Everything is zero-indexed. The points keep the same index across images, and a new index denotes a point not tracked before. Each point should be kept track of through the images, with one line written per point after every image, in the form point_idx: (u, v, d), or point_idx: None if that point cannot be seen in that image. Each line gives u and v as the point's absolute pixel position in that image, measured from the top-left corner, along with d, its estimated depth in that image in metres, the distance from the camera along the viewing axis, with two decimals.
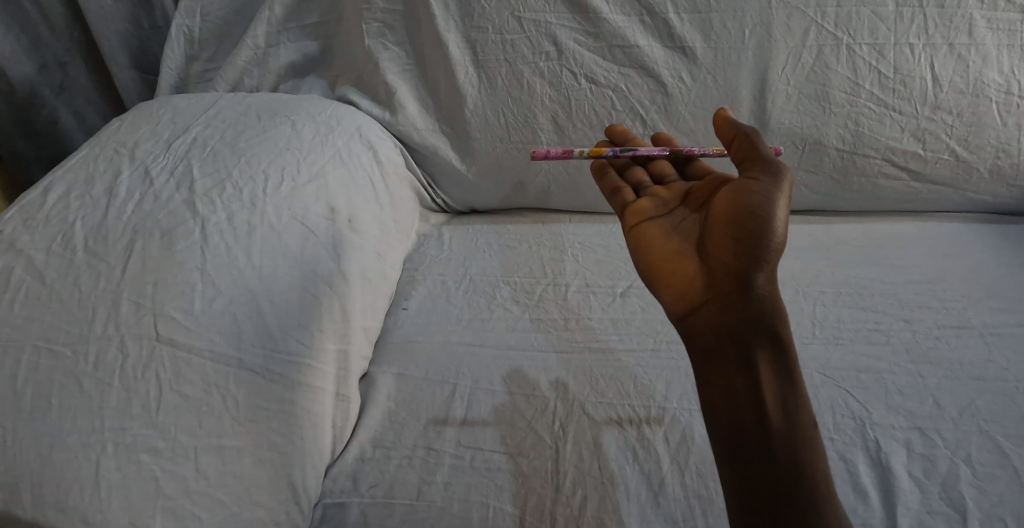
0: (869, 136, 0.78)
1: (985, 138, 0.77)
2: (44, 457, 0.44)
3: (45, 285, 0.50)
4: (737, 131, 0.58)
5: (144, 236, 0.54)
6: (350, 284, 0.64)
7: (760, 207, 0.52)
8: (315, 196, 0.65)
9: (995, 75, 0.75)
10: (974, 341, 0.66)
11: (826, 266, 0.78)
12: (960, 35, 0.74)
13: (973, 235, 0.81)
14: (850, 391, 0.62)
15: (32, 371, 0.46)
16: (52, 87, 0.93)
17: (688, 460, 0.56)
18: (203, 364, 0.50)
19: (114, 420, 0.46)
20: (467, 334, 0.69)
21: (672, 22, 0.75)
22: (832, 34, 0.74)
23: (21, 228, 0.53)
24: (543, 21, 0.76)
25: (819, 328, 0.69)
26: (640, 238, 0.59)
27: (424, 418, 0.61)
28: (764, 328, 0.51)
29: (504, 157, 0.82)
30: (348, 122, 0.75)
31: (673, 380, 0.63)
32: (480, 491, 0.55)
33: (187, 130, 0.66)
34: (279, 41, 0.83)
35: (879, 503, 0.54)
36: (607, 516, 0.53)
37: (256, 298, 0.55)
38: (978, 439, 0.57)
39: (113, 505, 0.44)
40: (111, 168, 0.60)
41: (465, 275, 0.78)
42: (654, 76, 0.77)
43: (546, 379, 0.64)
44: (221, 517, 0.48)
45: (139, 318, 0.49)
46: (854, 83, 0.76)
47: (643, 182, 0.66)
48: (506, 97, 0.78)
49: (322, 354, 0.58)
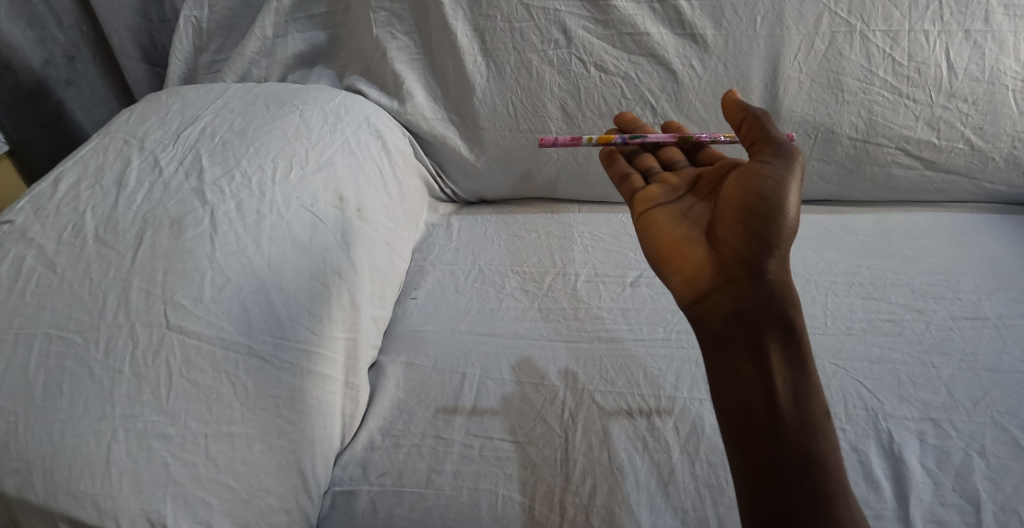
0: (882, 124, 0.77)
1: (1001, 126, 0.76)
2: (56, 443, 0.44)
3: (56, 275, 0.50)
4: (746, 114, 0.57)
5: (154, 225, 0.54)
6: (360, 274, 0.63)
7: (770, 191, 0.51)
8: (324, 185, 0.65)
9: (1011, 62, 0.74)
10: (989, 332, 0.65)
11: (838, 255, 0.77)
12: (976, 21, 0.73)
13: (987, 225, 0.80)
14: (862, 381, 0.61)
15: (44, 358, 0.46)
16: (59, 81, 0.93)
17: (699, 450, 0.56)
18: (213, 350, 0.50)
19: (125, 406, 0.46)
20: (475, 324, 0.69)
21: (682, 9, 0.74)
22: (845, 20, 0.73)
23: (32, 218, 0.54)
24: (552, 9, 0.75)
25: (830, 318, 0.68)
26: (649, 224, 0.59)
27: (434, 407, 0.61)
28: (775, 315, 0.50)
29: (512, 146, 0.81)
30: (356, 111, 0.75)
31: (683, 370, 0.63)
32: (489, 480, 0.55)
33: (196, 120, 0.66)
34: (287, 31, 0.82)
35: (891, 494, 0.53)
36: (617, 505, 0.53)
37: (265, 286, 0.55)
38: (993, 431, 0.56)
39: (124, 491, 0.44)
40: (121, 158, 0.61)
41: (473, 265, 0.77)
42: (664, 64, 0.76)
43: (556, 368, 0.64)
44: (231, 504, 0.48)
45: (149, 306, 0.49)
46: (867, 71, 0.75)
47: (652, 169, 0.65)
48: (514, 86, 0.78)
49: (331, 342, 0.58)
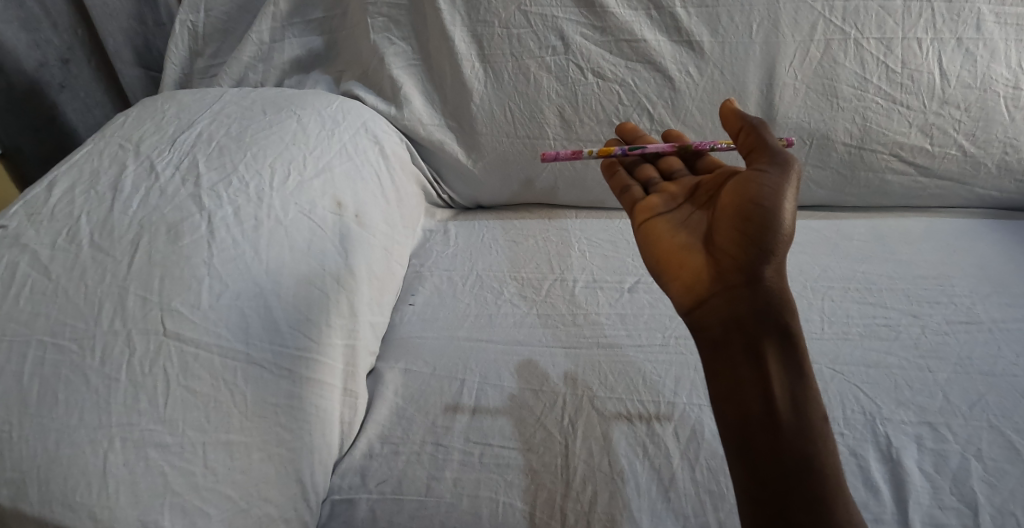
0: (876, 130, 0.78)
1: (993, 133, 0.77)
2: (51, 452, 0.44)
3: (51, 281, 0.49)
4: (744, 123, 0.57)
5: (151, 230, 0.53)
6: (358, 280, 0.63)
7: (767, 198, 0.51)
8: (322, 191, 0.64)
9: (1002, 69, 0.75)
10: (983, 337, 0.66)
11: (833, 261, 0.77)
12: (968, 29, 0.74)
13: (980, 231, 0.81)
14: (859, 386, 0.62)
15: (39, 366, 0.46)
16: (53, 84, 0.92)
17: (699, 455, 0.56)
18: (211, 358, 0.50)
19: (122, 415, 0.45)
20: (474, 330, 0.69)
21: (679, 16, 0.74)
22: (840, 28, 0.74)
23: (27, 224, 0.53)
24: (550, 16, 0.75)
25: (827, 323, 0.69)
26: (649, 233, 0.59)
27: (433, 413, 0.60)
28: (773, 321, 0.50)
29: (510, 152, 0.81)
30: (353, 116, 0.75)
31: (682, 376, 0.63)
32: (489, 487, 0.55)
33: (192, 125, 0.66)
34: (283, 36, 0.82)
35: (890, 498, 0.53)
36: (618, 512, 0.53)
37: (264, 293, 0.54)
38: (989, 435, 0.57)
39: (120, 501, 0.43)
40: (116, 163, 0.60)
41: (471, 271, 0.77)
42: (661, 71, 0.76)
43: (556, 374, 0.64)
44: (229, 514, 0.47)
45: (145, 313, 0.49)
46: (862, 77, 0.76)
47: (652, 178, 0.65)
48: (512, 92, 0.78)
49: (329, 349, 0.57)
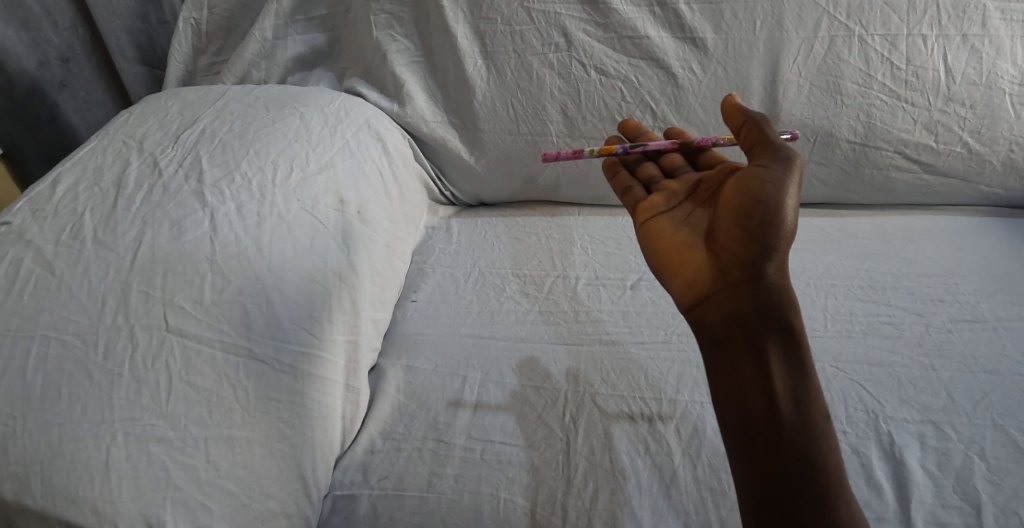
0: (881, 128, 0.77)
1: (998, 130, 0.76)
2: (55, 447, 0.44)
3: (54, 277, 0.49)
4: (746, 118, 0.57)
5: (153, 227, 0.54)
6: (361, 277, 0.63)
7: (768, 195, 0.51)
8: (324, 187, 0.64)
9: (1008, 66, 0.74)
10: (988, 335, 0.66)
11: (837, 258, 0.77)
12: (973, 26, 0.73)
13: (985, 229, 0.81)
14: (863, 384, 0.61)
15: (42, 361, 0.46)
16: (54, 83, 0.92)
17: (700, 452, 0.56)
18: (214, 354, 0.50)
19: (125, 411, 0.45)
20: (476, 326, 0.69)
21: (682, 12, 0.74)
22: (843, 25, 0.74)
23: (30, 220, 0.53)
24: (552, 12, 0.75)
25: (830, 321, 0.68)
26: (651, 232, 0.59)
27: (435, 410, 0.60)
28: (775, 317, 0.50)
29: (513, 149, 0.81)
30: (356, 113, 0.75)
31: (684, 373, 0.63)
32: (491, 484, 0.55)
33: (195, 122, 0.66)
34: (286, 33, 0.82)
35: (893, 497, 0.53)
36: (619, 508, 0.53)
37: (266, 289, 0.54)
38: (992, 433, 0.57)
39: (123, 496, 0.44)
40: (120, 160, 0.60)
41: (474, 268, 0.77)
42: (664, 67, 0.76)
43: (558, 370, 0.64)
44: (231, 508, 0.47)
45: (148, 308, 0.49)
46: (866, 75, 0.75)
47: (654, 177, 0.65)
48: (515, 89, 0.78)
49: (331, 345, 0.57)
